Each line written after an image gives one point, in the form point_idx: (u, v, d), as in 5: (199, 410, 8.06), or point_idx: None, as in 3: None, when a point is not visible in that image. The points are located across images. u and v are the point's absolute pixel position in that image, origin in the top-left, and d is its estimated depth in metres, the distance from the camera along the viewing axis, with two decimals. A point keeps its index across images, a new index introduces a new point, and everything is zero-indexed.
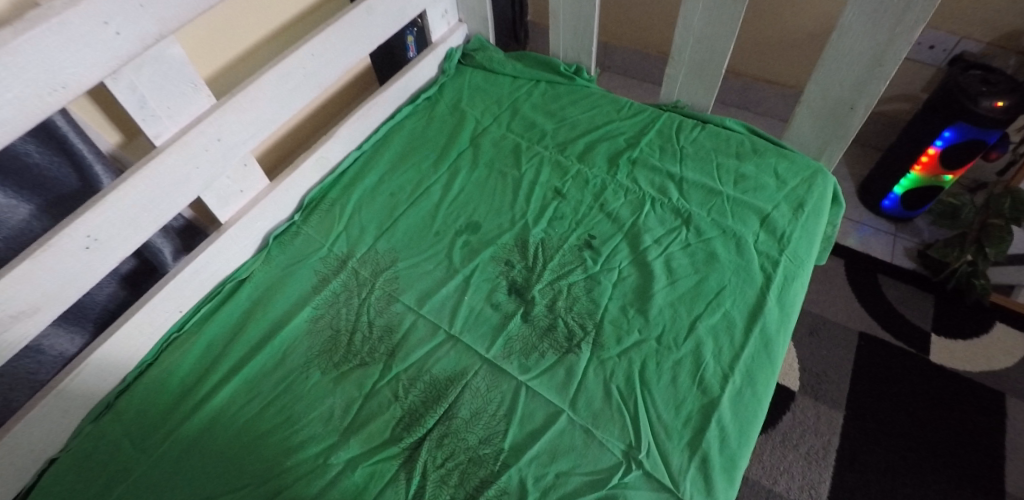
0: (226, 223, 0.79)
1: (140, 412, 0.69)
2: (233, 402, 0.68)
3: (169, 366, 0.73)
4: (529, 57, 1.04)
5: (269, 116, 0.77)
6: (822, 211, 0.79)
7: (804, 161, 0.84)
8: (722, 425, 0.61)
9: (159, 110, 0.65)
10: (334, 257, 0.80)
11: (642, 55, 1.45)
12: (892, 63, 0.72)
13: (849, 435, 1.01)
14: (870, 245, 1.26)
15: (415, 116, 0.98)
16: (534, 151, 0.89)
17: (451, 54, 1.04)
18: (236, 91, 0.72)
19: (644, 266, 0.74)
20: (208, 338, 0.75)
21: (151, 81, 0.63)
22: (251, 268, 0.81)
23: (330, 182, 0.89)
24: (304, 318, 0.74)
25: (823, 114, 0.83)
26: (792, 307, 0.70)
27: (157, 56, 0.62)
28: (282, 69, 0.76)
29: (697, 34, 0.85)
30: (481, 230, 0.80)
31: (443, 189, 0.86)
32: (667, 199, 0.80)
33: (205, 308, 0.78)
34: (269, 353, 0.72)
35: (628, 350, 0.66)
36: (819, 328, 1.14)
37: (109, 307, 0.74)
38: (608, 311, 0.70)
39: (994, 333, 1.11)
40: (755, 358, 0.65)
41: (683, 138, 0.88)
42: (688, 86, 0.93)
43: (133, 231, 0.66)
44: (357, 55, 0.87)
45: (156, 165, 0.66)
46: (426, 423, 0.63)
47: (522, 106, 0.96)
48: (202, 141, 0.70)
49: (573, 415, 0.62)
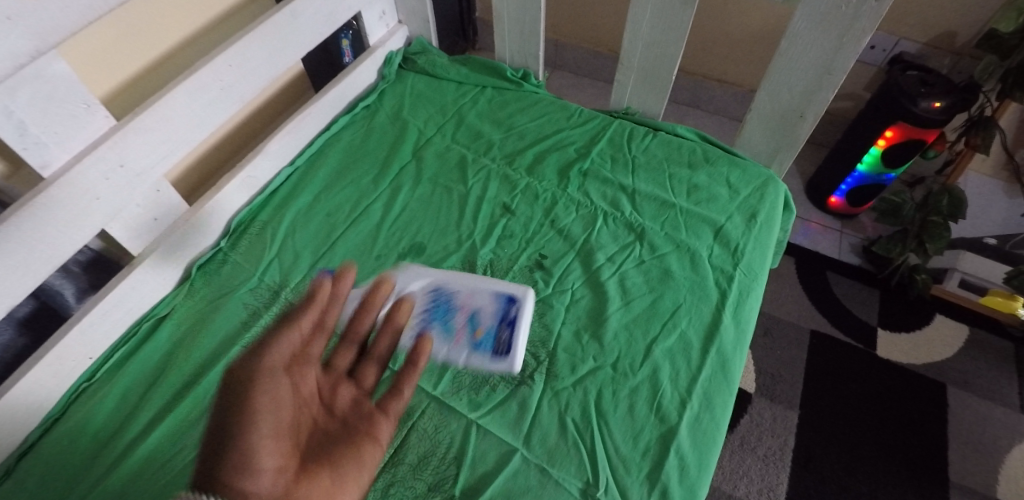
0: (138, 256, 0.72)
1: (45, 478, 0.61)
2: (153, 458, 0.62)
3: (79, 421, 0.65)
4: (474, 62, 0.99)
5: (182, 136, 0.70)
6: (774, 220, 0.77)
7: (755, 169, 0.82)
8: (682, 455, 0.58)
9: (44, 136, 0.57)
10: (266, 287, 0.74)
11: (592, 53, 1.42)
12: (841, 72, 0.71)
13: (804, 435, 1.02)
14: (819, 243, 1.27)
15: (353, 127, 0.91)
16: (481, 164, 0.84)
17: (390, 58, 0.98)
18: (140, 109, 0.64)
19: (598, 287, 0.71)
20: (124, 386, 0.68)
21: (31, 104, 0.54)
22: (172, 304, 0.74)
23: (260, 202, 0.82)
24: (232, 359, 0.68)
25: (773, 121, 0.82)
26: (747, 324, 0.68)
27: (35, 75, 0.54)
28: (195, 82, 0.68)
29: (646, 40, 0.83)
30: (427, 251, 0.76)
31: (384, 207, 0.81)
32: (619, 213, 0.77)
33: (119, 352, 0.70)
34: (194, 400, 0.65)
35: (583, 379, 0.63)
36: (772, 329, 1.15)
37: (3, 357, 0.65)
38: (562, 338, 0.67)
39: (935, 325, 1.15)
40: (712, 380, 0.63)
41: (634, 147, 0.85)
42: (638, 92, 0.90)
43: (22, 275, 0.58)
44: (284, 63, 0.79)
45: (45, 199, 0.58)
46: None
47: (467, 114, 0.91)
48: (102, 169, 0.62)
49: (527, 453, 0.59)
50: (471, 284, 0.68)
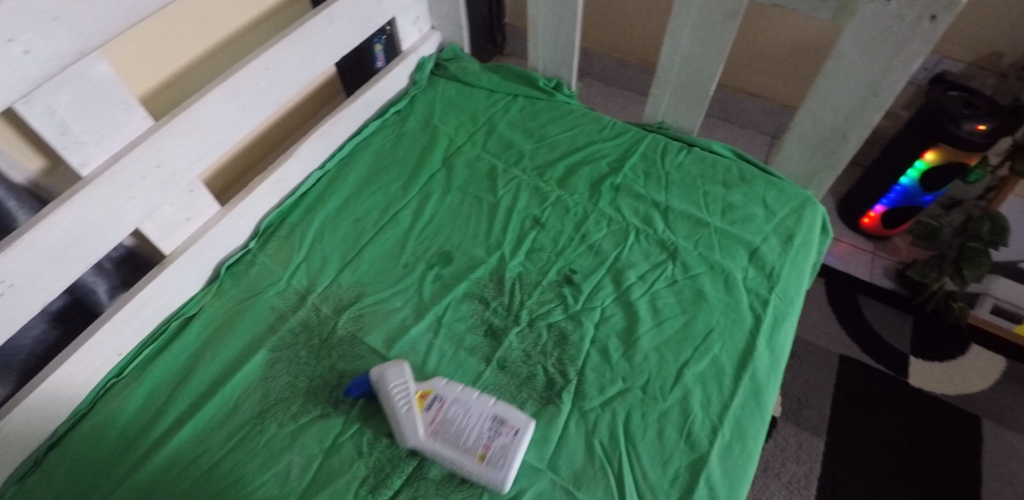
0: (169, 256, 0.72)
1: (71, 473, 0.62)
2: (177, 459, 0.62)
3: (106, 417, 0.66)
4: (506, 69, 0.98)
5: (217, 138, 0.70)
6: (811, 244, 0.75)
7: (793, 190, 0.80)
8: (712, 484, 0.57)
9: (84, 136, 0.57)
10: (293, 291, 0.74)
11: (621, 62, 1.40)
12: (888, 95, 0.69)
13: (830, 462, 0.99)
14: (849, 265, 1.24)
15: (383, 132, 0.91)
16: (511, 175, 0.83)
17: (423, 64, 0.97)
18: (178, 111, 0.65)
19: (629, 306, 0.69)
20: (152, 384, 0.68)
21: (72, 103, 0.55)
22: (201, 303, 0.74)
23: (289, 204, 0.82)
24: (257, 362, 0.68)
25: (814, 141, 0.80)
26: (782, 351, 0.66)
27: (78, 75, 0.54)
28: (231, 85, 0.68)
29: (684, 54, 0.81)
30: (455, 261, 0.75)
31: (413, 215, 0.80)
32: (652, 230, 0.76)
33: (148, 350, 0.71)
34: (219, 403, 0.65)
35: (612, 401, 0.62)
36: (799, 351, 1.12)
37: (36, 351, 0.66)
38: (590, 357, 0.65)
39: (970, 355, 1.11)
40: (744, 408, 0.62)
41: (668, 162, 0.83)
42: (673, 106, 0.89)
43: (57, 273, 0.59)
44: (318, 67, 0.79)
45: (82, 198, 0.58)
46: (392, 485, 0.58)
47: (498, 123, 0.90)
48: (137, 169, 0.62)
49: (553, 475, 0.58)
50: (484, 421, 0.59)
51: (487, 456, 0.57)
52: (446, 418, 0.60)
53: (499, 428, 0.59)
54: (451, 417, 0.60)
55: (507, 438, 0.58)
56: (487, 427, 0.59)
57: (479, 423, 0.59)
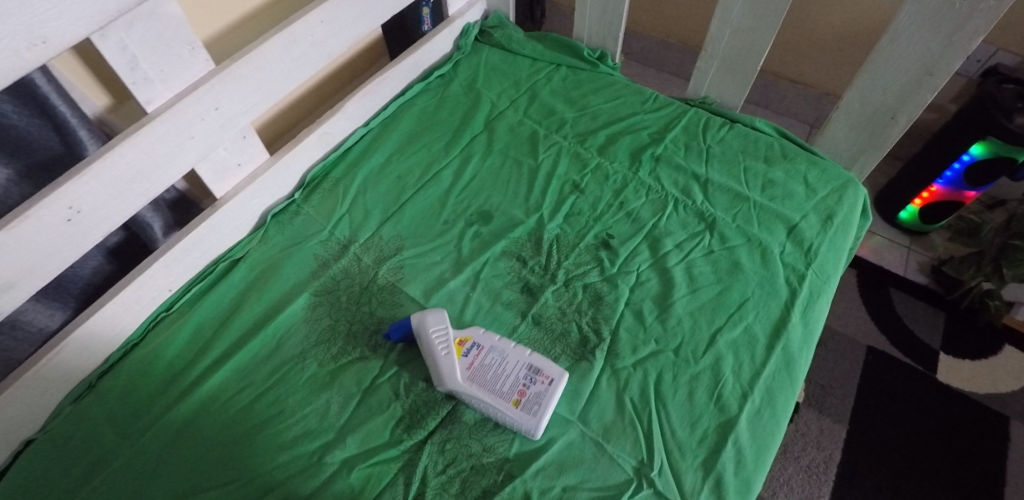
0: (221, 199, 0.74)
1: (123, 397, 0.65)
2: (223, 390, 0.65)
3: (155, 348, 0.68)
4: (551, 39, 0.99)
5: (273, 86, 0.71)
6: (851, 224, 0.75)
7: (835, 170, 0.79)
8: (739, 446, 0.58)
9: (152, 73, 0.59)
10: (335, 240, 0.76)
11: (662, 43, 1.39)
12: (943, 74, 0.68)
13: (851, 450, 0.99)
14: (883, 258, 1.23)
15: (427, 94, 0.92)
16: (552, 141, 0.84)
17: (467, 30, 0.98)
18: (237, 57, 0.66)
19: (664, 272, 0.70)
20: (199, 319, 0.71)
21: (143, 40, 0.57)
22: (247, 248, 0.77)
23: (334, 158, 0.84)
24: (300, 305, 0.70)
25: (861, 121, 0.79)
26: (816, 326, 0.66)
27: (149, 12, 0.56)
28: (289, 35, 0.70)
29: (734, 27, 0.81)
30: (494, 220, 0.76)
31: (454, 174, 0.82)
32: (691, 201, 0.76)
33: (196, 287, 0.73)
34: (264, 339, 0.68)
35: (644, 361, 0.63)
36: (826, 340, 1.12)
37: (93, 282, 0.70)
38: (624, 318, 0.66)
39: (1003, 355, 1.09)
40: (775, 377, 0.62)
41: (710, 137, 0.83)
42: (718, 81, 0.89)
43: (120, 204, 0.61)
44: (370, 25, 0.80)
45: (147, 133, 0.60)
46: (428, 426, 0.61)
47: (541, 91, 0.91)
48: (198, 110, 0.64)
49: (583, 428, 0.59)
50: (520, 370, 0.62)
51: (522, 401, 0.60)
52: (483, 364, 0.62)
53: (533, 378, 0.61)
54: (488, 364, 0.62)
55: (542, 387, 0.60)
56: (523, 377, 0.61)
57: (515, 371, 0.62)
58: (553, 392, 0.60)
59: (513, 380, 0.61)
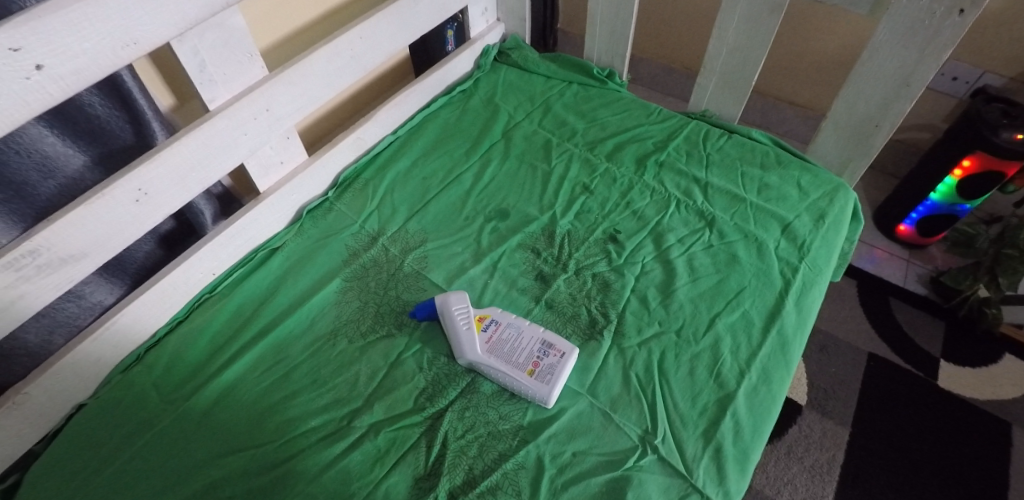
0: (264, 193, 0.82)
1: (168, 368, 0.70)
2: (259, 363, 0.70)
3: (198, 325, 0.74)
4: (563, 59, 1.07)
5: (315, 93, 0.80)
6: (841, 225, 0.80)
7: (826, 176, 0.85)
8: (737, 418, 0.62)
9: (216, 76, 0.67)
10: (365, 233, 0.83)
11: (668, 69, 1.47)
12: (919, 84, 0.76)
13: (853, 451, 1.02)
14: (883, 270, 1.27)
15: (450, 107, 1.00)
16: (564, 148, 0.92)
17: (487, 50, 1.07)
18: (287, 66, 0.75)
19: (667, 263, 0.76)
20: (239, 300, 0.77)
21: (212, 46, 0.65)
22: (284, 238, 0.84)
23: (364, 162, 0.91)
24: (333, 289, 0.77)
25: (848, 131, 0.86)
26: (809, 313, 0.71)
27: (219, 23, 0.65)
28: (332, 48, 0.78)
29: (731, 46, 0.89)
30: (510, 217, 0.83)
31: (474, 177, 0.89)
32: (691, 201, 0.83)
33: (238, 272, 0.80)
34: (298, 318, 0.74)
35: (648, 340, 0.69)
36: (828, 346, 1.16)
37: (145, 264, 0.78)
38: (630, 303, 0.72)
39: (1003, 363, 1.12)
40: (770, 357, 0.67)
41: (709, 145, 0.90)
42: (717, 95, 0.96)
43: (180, 189, 0.68)
44: (403, 42, 0.89)
45: (208, 127, 0.68)
46: (448, 395, 0.66)
47: (554, 104, 0.99)
48: (252, 110, 0.72)
49: (593, 400, 0.64)
50: (531, 343, 0.68)
51: (536, 371, 0.65)
52: (500, 338, 0.68)
53: (545, 352, 0.67)
54: (505, 338, 0.68)
55: (555, 359, 0.66)
56: (534, 348, 0.67)
57: (529, 345, 0.68)
58: (564, 365, 0.66)
59: (525, 352, 0.67)
